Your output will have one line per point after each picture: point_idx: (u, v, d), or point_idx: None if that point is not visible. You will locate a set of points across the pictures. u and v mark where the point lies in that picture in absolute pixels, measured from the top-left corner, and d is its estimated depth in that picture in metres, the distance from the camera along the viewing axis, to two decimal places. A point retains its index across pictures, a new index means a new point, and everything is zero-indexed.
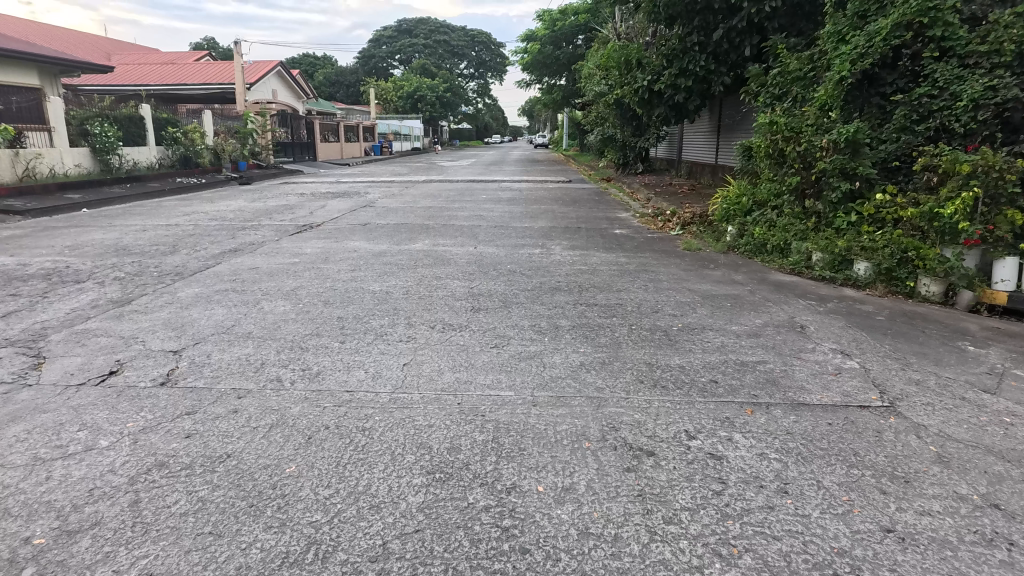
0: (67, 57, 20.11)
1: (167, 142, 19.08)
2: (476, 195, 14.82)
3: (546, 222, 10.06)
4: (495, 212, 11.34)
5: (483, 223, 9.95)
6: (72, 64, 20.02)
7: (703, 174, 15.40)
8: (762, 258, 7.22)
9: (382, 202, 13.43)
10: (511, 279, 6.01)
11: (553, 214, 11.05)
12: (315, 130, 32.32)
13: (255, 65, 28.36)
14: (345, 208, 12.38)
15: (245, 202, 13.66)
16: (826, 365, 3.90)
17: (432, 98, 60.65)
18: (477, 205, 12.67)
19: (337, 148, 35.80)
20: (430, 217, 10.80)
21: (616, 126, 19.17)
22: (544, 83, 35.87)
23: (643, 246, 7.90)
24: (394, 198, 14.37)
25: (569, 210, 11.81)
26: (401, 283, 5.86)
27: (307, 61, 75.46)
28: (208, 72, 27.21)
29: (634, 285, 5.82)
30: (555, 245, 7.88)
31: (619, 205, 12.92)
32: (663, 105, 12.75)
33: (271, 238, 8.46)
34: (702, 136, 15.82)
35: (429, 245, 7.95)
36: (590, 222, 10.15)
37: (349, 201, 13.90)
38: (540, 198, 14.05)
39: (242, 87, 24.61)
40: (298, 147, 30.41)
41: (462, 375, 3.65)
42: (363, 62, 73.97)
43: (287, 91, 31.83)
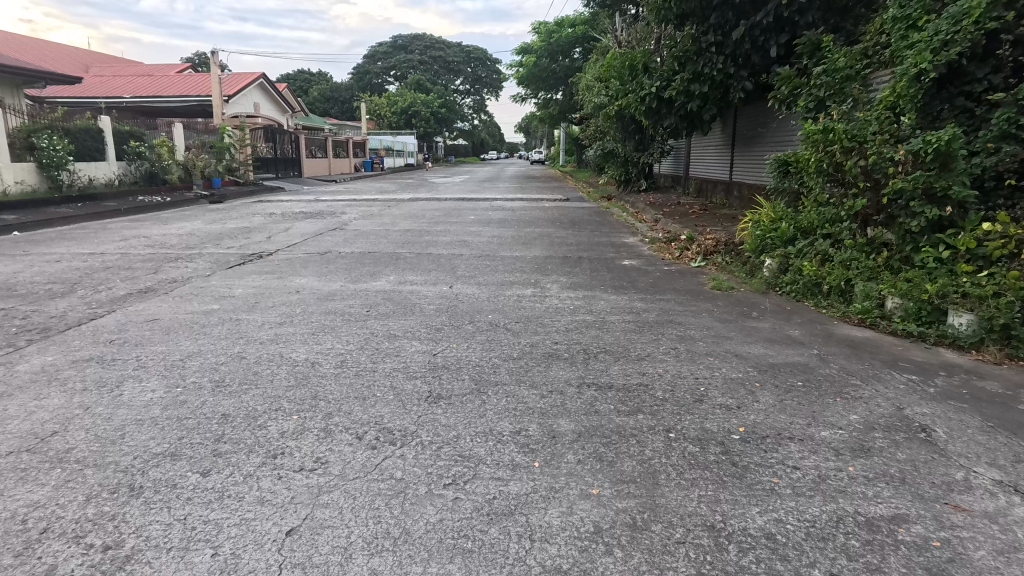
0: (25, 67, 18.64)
1: (130, 157, 17.56)
2: (463, 216, 13.26)
3: (541, 250, 8.49)
4: (482, 237, 9.77)
5: (464, 251, 8.39)
6: (30, 73, 18.55)
7: (716, 192, 13.91)
8: (816, 302, 5.62)
9: (354, 224, 11.86)
10: (492, 339, 4.43)
11: (549, 240, 9.49)
12: (301, 146, 30.88)
13: (236, 77, 26.97)
14: (311, 231, 10.80)
15: (201, 225, 12.08)
16: (1008, 527, 2.30)
17: (427, 114, 59.53)
18: (462, 228, 11.10)
19: (324, 164, 34.35)
20: (405, 243, 9.24)
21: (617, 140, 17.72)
22: (540, 97, 34.62)
23: (662, 285, 6.33)
24: (371, 219, 12.80)
25: (567, 234, 10.28)
26: (339, 346, 4.27)
27: (301, 78, 74.42)
28: (185, 85, 25.79)
29: (660, 349, 4.26)
30: (550, 283, 6.31)
31: (624, 228, 11.37)
32: (674, 115, 11.28)
33: (202, 273, 6.88)
34: (713, 151, 14.38)
35: (393, 283, 6.36)
36: (592, 250, 8.60)
37: (319, 223, 12.34)
38: (534, 220, 12.51)
39: (220, 100, 23.17)
40: (283, 163, 28.94)
41: (384, 565, 2.04)
42: (357, 78, 73.06)
43: (271, 105, 30.42)
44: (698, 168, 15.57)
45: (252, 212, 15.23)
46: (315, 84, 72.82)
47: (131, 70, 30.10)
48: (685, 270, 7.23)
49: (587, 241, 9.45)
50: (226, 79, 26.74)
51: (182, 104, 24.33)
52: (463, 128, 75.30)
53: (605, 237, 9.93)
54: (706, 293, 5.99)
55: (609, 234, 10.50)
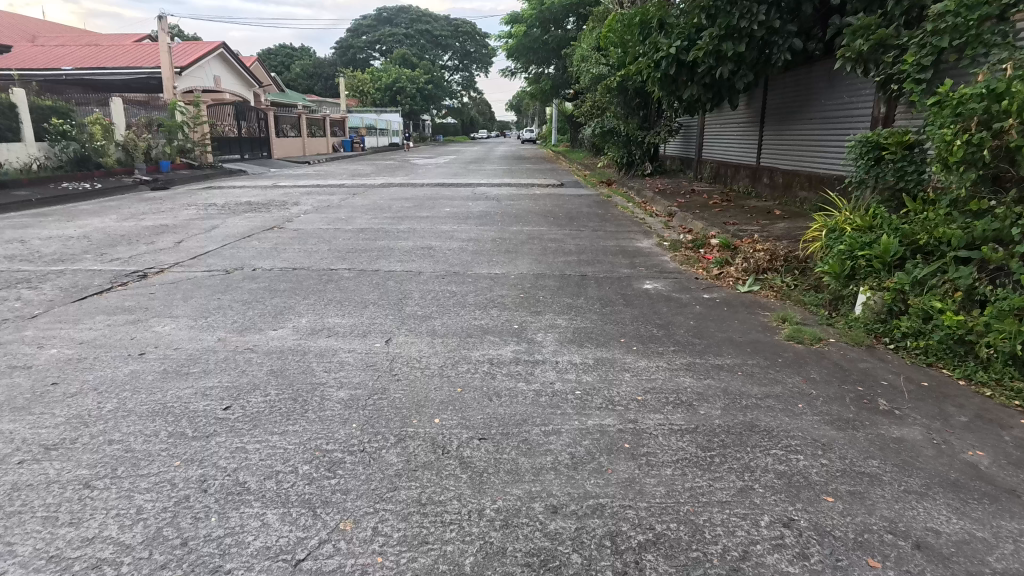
0: None
1: (53, 137, 15.07)
2: (438, 208, 10.99)
3: (529, 263, 6.32)
4: (453, 242, 7.54)
5: (426, 265, 6.20)
6: None
7: (738, 179, 11.75)
8: (969, 375, 3.50)
9: (300, 220, 9.59)
10: (426, 499, 2.28)
11: (539, 246, 7.30)
12: (270, 124, 28.27)
13: (192, 46, 24.20)
14: (239, 231, 8.53)
15: (112, 222, 9.78)
16: None
17: (412, 90, 56.60)
18: (432, 226, 8.85)
19: (298, 143, 31.78)
20: (352, 250, 7.04)
21: (618, 116, 15.41)
22: (531, 71, 32.12)
23: (710, 333, 4.19)
24: (325, 213, 10.55)
25: (563, 236, 8.08)
26: (110, 531, 2.10)
27: (281, 52, 70.79)
28: (133, 56, 23.06)
29: (760, 533, 2.12)
30: (541, 331, 4.15)
31: (633, 225, 9.18)
32: (697, 84, 8.99)
33: (26, 313, 4.64)
34: (734, 129, 12.15)
35: (302, 332, 4.18)
36: (599, 262, 6.41)
37: (260, 218, 10.05)
38: (522, 213, 10.30)
39: (169, 72, 20.51)
40: (249, 142, 26.39)
41: None
42: (340, 53, 69.87)
43: (236, 79, 27.71)
44: (714, 149, 13.36)
45: (190, 202, 12.89)
46: (296, 59, 69.46)
47: (78, 40, 27.21)
48: (733, 301, 5.07)
49: (590, 247, 7.27)
50: (181, 49, 23.97)
51: (130, 77, 21.67)
52: (451, 105, 72.30)
53: (612, 241, 7.75)
54: (783, 355, 3.85)
55: (616, 234, 8.32)
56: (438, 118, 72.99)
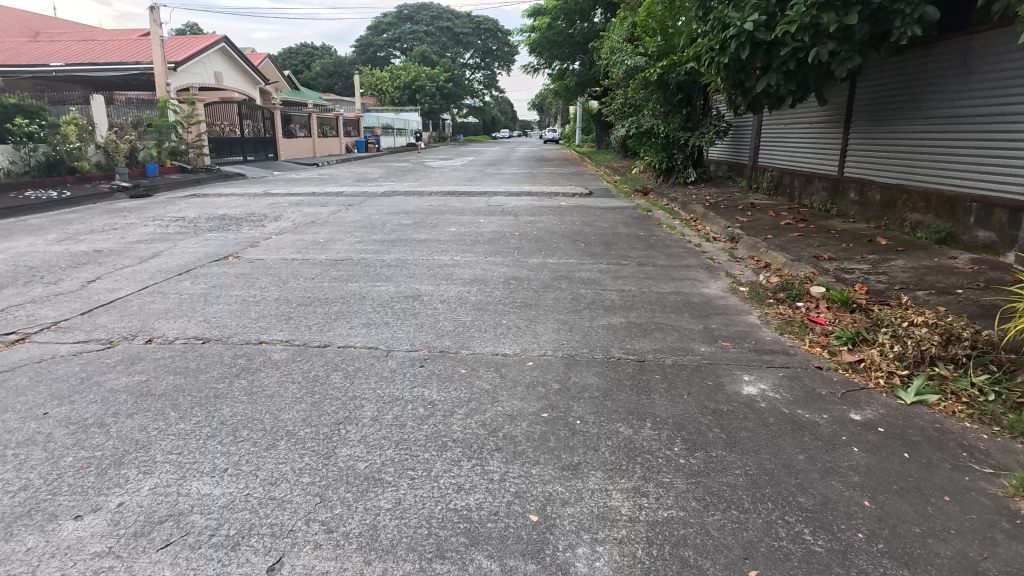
0: None
1: (17, 141, 13.37)
2: (441, 227, 8.98)
3: (552, 330, 4.28)
4: (449, 286, 5.54)
5: (401, 333, 4.20)
6: None
7: (809, 193, 9.59)
8: None
9: (267, 244, 7.69)
10: None
11: (565, 295, 5.25)
12: (276, 123, 26.60)
13: (194, 40, 22.62)
14: (181, 264, 6.63)
15: (41, 245, 7.99)
16: None
17: (432, 88, 54.74)
18: (428, 256, 6.85)
19: (308, 144, 30.13)
20: (306, 300, 5.07)
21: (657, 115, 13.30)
22: (555, 68, 29.99)
23: (922, 548, 2.10)
24: (303, 233, 8.62)
25: (598, 276, 6.01)
26: None
27: (301, 50, 69.54)
28: (129, 51, 21.53)
29: None
30: (585, 538, 2.11)
31: (688, 255, 7.07)
32: (777, 72, 6.83)
33: None
34: (804, 130, 9.96)
35: (124, 525, 2.19)
36: (657, 329, 4.34)
37: (221, 240, 8.16)
38: (544, 234, 8.26)
39: (162, 67, 18.88)
40: (253, 143, 24.74)
41: None
42: (359, 51, 68.58)
43: (242, 76, 26.09)
44: (775, 155, 11.18)
45: (158, 215, 11.08)
46: (315, 58, 68.34)
47: (76, 35, 25.76)
48: (908, 432, 2.96)
49: (640, 298, 5.18)
50: (181, 43, 22.39)
51: (121, 73, 20.12)
52: (472, 104, 70.32)
53: (667, 286, 5.67)
54: None
55: (669, 272, 6.22)
56: (458, 116, 71.06)
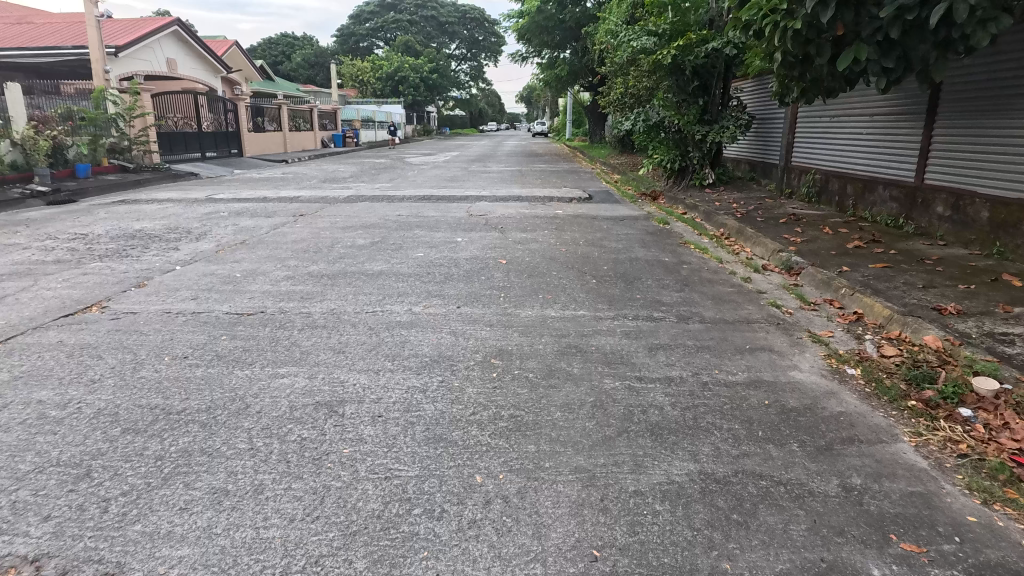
0: None
1: None
2: (405, 250, 6.90)
3: (569, 510, 2.25)
4: (393, 374, 3.47)
5: (271, 530, 2.15)
6: None
7: (871, 202, 7.66)
8: None
9: (159, 284, 5.58)
10: None
11: (580, 395, 3.21)
12: (241, 115, 24.25)
13: (142, 23, 20.24)
14: (12, 323, 4.51)
15: None
16: None
17: (415, 79, 52.19)
18: (377, 307, 4.77)
19: (278, 138, 27.79)
20: (145, 417, 2.99)
21: (668, 106, 11.27)
22: (544, 55, 27.78)
23: None
24: (220, 261, 6.50)
25: (627, 346, 3.98)
26: None
27: (281, 40, 66.67)
28: (67, 34, 19.13)
29: None
30: None
31: (743, 300, 5.05)
32: (869, 42, 4.91)
33: None
34: (862, 124, 7.98)
35: None
36: (761, 501, 2.33)
37: (103, 274, 6.04)
38: (539, 263, 6.22)
39: (98, 51, 16.52)
40: (213, 138, 22.40)
41: None
42: (341, 42, 65.98)
43: (201, 64, 23.72)
44: (817, 154, 9.21)
45: (57, 231, 8.88)
46: (296, 48, 65.66)
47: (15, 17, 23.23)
48: None
49: (706, 403, 3.16)
50: (128, 26, 20.02)
51: (54, 59, 17.75)
52: (459, 96, 67.76)
53: (737, 368, 3.65)
54: None
55: (728, 335, 4.21)
56: (445, 109, 68.64)
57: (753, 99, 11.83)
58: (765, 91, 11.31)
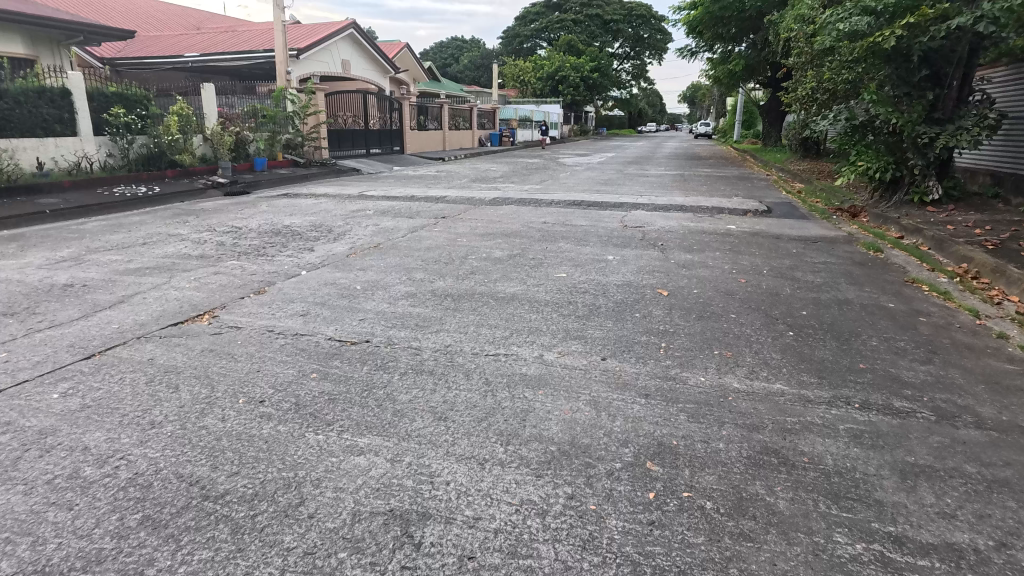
0: (39, 18, 14.72)
1: (113, 132, 12.49)
2: (545, 269, 5.90)
3: None
4: (503, 471, 2.45)
5: None
6: (44, 24, 14.65)
7: None
8: None
9: (278, 292, 5.13)
10: None
11: (794, 569, 1.94)
12: (406, 114, 25.09)
13: (324, 27, 21.58)
14: (124, 329, 4.23)
15: (31, 266, 6.19)
16: None
17: (576, 78, 51.47)
18: (500, 348, 3.79)
19: (438, 137, 28.50)
20: (177, 499, 2.27)
21: (883, 101, 9.05)
22: (717, 49, 25.44)
23: None
24: (347, 268, 6.00)
25: (862, 465, 2.57)
26: None
27: (452, 43, 69.83)
28: (262, 39, 20.95)
29: None
30: None
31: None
32: None
33: None
34: None
35: None
36: None
37: (233, 275, 5.80)
38: (711, 299, 4.86)
39: (283, 54, 17.72)
40: (378, 135, 23.39)
41: None
42: (507, 44, 67.52)
43: (374, 66, 24.91)
44: None
45: (219, 223, 9.19)
46: (464, 51, 68.37)
47: (226, 26, 26.16)
48: None
49: None
50: (312, 30, 21.44)
51: (248, 62, 19.48)
52: (619, 95, 65.88)
53: None
54: None
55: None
56: (603, 109, 67.32)
57: (1006, 93, 9.15)
58: None
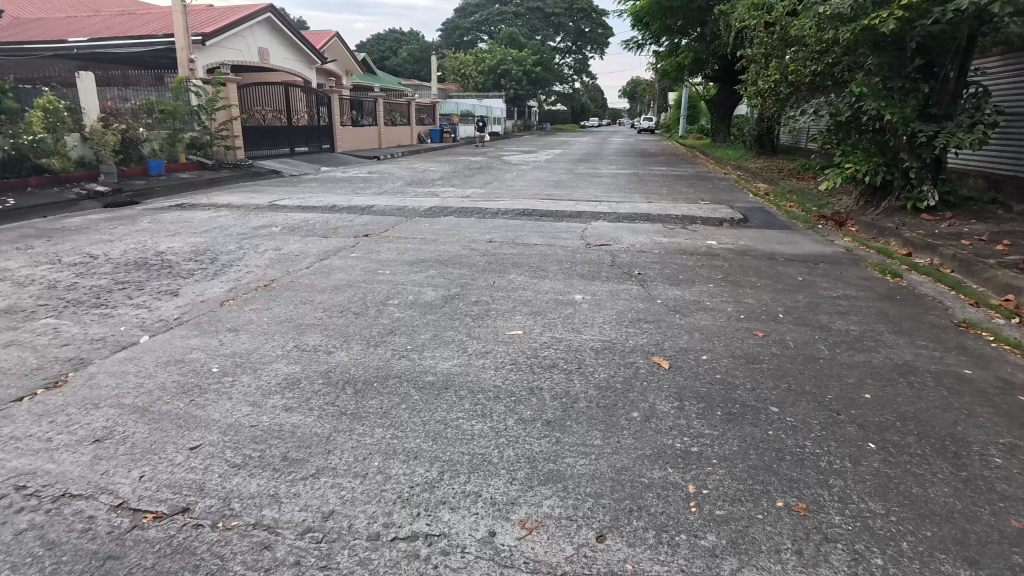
0: None
1: None
2: (493, 321, 4.31)
3: None
4: None
5: None
6: None
7: None
8: None
9: (85, 383, 3.33)
10: None
11: None
12: (336, 109, 22.91)
13: (237, 11, 19.19)
14: None
15: None
16: None
17: (518, 72, 49.81)
18: (420, 519, 2.18)
19: (373, 133, 26.39)
20: None
21: (872, 95, 7.90)
22: (663, 42, 24.37)
23: None
24: (212, 329, 4.23)
25: None
26: None
27: (388, 35, 67.05)
28: (162, 22, 18.33)
29: None
30: None
31: None
32: None
33: None
34: None
35: None
36: None
37: (34, 347, 3.93)
38: (730, 376, 3.40)
39: (183, 39, 15.35)
40: (304, 133, 21.15)
41: None
42: (446, 36, 65.39)
43: (297, 56, 22.58)
44: None
45: (69, 250, 7.11)
46: (401, 43, 65.72)
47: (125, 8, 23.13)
48: None
49: None
50: (222, 14, 19.00)
51: (145, 48, 16.90)
52: (562, 90, 64.97)
53: None
54: None
55: None
56: (546, 104, 66.31)
57: (1002, 85, 8.17)
58: None
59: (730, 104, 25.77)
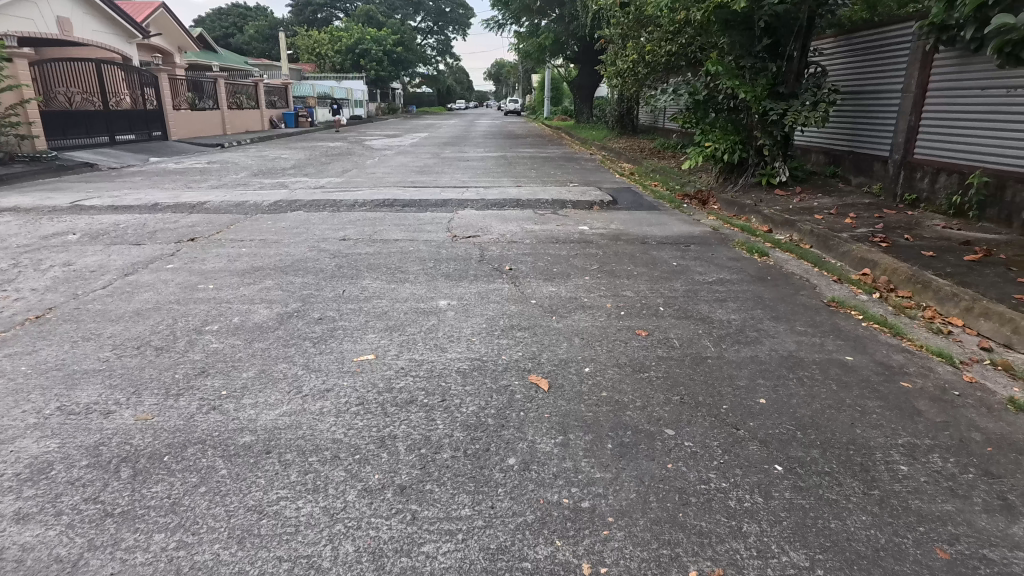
0: None
1: None
2: (339, 345, 3.54)
3: None
4: None
5: None
6: None
7: None
8: None
9: None
10: None
11: None
12: (165, 90, 20.09)
13: None
14: None
15: None
16: None
17: (378, 52, 47.53)
18: None
19: (215, 118, 23.63)
20: None
21: (726, 74, 7.98)
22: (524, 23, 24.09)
23: None
24: None
25: None
26: None
27: (230, 9, 61.05)
28: None
29: None
30: None
31: None
32: None
33: None
34: None
35: None
36: None
37: None
38: (617, 393, 2.95)
39: None
40: (127, 118, 18.29)
41: None
42: (297, 12, 60.84)
43: (111, 28, 19.43)
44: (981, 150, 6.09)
45: None
46: (246, 19, 60.15)
47: None
48: None
49: None
50: None
51: None
52: (426, 72, 63.27)
53: None
54: None
55: None
56: (411, 86, 64.29)
57: (836, 65, 8.64)
58: (859, 56, 8.11)
59: (592, 86, 26.26)
